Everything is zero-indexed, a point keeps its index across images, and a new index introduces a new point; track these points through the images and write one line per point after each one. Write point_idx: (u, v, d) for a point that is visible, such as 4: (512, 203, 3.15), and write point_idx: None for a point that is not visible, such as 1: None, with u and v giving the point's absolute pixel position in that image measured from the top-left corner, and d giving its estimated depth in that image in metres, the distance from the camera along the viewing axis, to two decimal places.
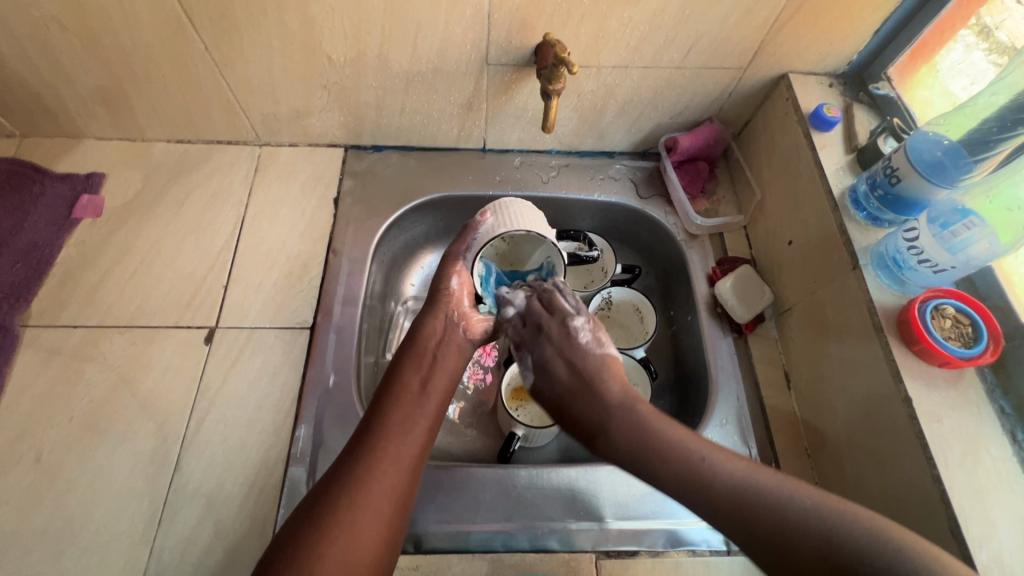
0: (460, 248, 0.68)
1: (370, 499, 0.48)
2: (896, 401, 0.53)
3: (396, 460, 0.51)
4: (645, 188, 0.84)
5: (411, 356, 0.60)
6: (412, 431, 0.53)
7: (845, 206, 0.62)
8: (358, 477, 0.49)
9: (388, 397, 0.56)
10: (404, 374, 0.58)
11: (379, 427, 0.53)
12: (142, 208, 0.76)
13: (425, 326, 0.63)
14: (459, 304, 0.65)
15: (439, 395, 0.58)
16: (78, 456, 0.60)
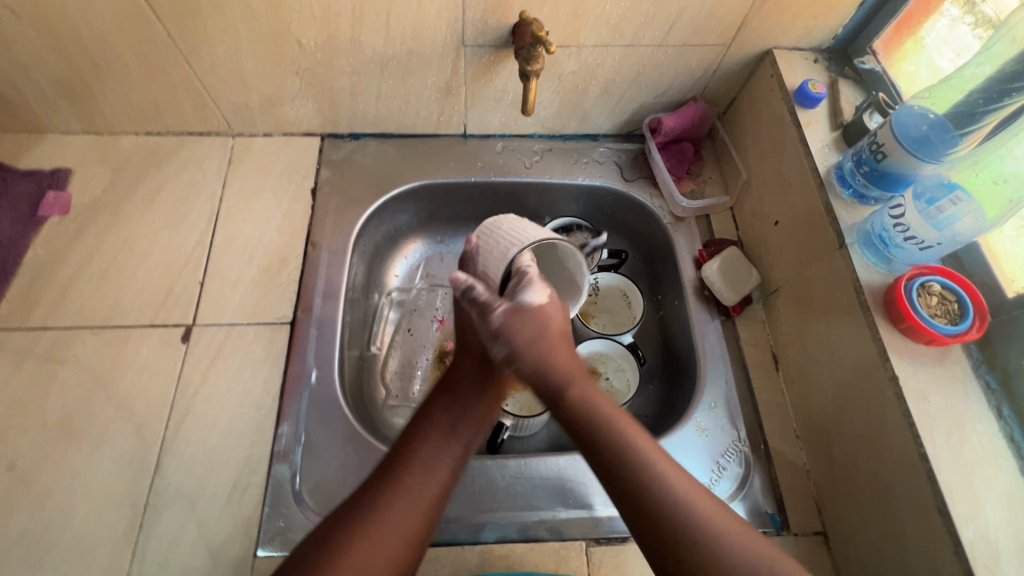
0: (452, 268, 0.60)
1: (381, 543, 0.45)
2: (883, 379, 0.52)
3: (413, 507, 0.47)
4: (630, 171, 0.82)
5: (447, 389, 0.57)
6: (434, 473, 0.50)
7: (831, 182, 0.61)
8: (373, 521, 0.45)
9: (416, 431, 0.53)
10: (435, 408, 0.55)
11: (402, 465, 0.49)
12: (112, 204, 0.74)
13: (452, 354, 0.60)
14: (459, 328, 0.61)
15: (469, 435, 0.54)
16: (54, 462, 0.58)
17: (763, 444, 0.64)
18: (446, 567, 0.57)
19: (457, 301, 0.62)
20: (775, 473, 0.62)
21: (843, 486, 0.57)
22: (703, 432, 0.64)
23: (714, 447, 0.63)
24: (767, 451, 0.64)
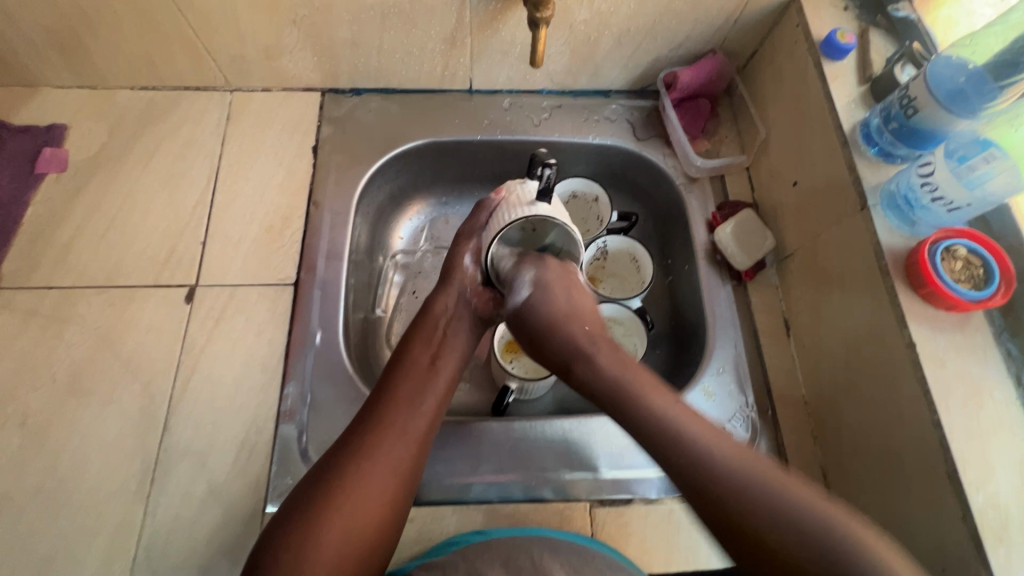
0: (476, 226, 0.64)
1: (370, 469, 0.47)
2: (900, 345, 0.51)
3: (403, 432, 0.50)
4: (643, 130, 0.79)
5: (420, 330, 0.59)
6: (420, 404, 0.52)
7: (855, 141, 0.58)
8: (362, 448, 0.48)
9: (396, 370, 0.55)
10: (412, 349, 0.57)
11: (384, 399, 0.52)
12: (110, 161, 0.72)
13: (436, 302, 0.61)
14: (472, 281, 0.62)
15: (449, 371, 0.57)
16: (65, 418, 0.59)
17: (771, 409, 0.64)
18: (451, 524, 0.57)
19: (466, 264, 0.63)
20: (782, 438, 0.62)
21: (851, 452, 0.57)
22: (710, 397, 0.64)
23: (721, 412, 0.63)
24: (774, 416, 0.63)
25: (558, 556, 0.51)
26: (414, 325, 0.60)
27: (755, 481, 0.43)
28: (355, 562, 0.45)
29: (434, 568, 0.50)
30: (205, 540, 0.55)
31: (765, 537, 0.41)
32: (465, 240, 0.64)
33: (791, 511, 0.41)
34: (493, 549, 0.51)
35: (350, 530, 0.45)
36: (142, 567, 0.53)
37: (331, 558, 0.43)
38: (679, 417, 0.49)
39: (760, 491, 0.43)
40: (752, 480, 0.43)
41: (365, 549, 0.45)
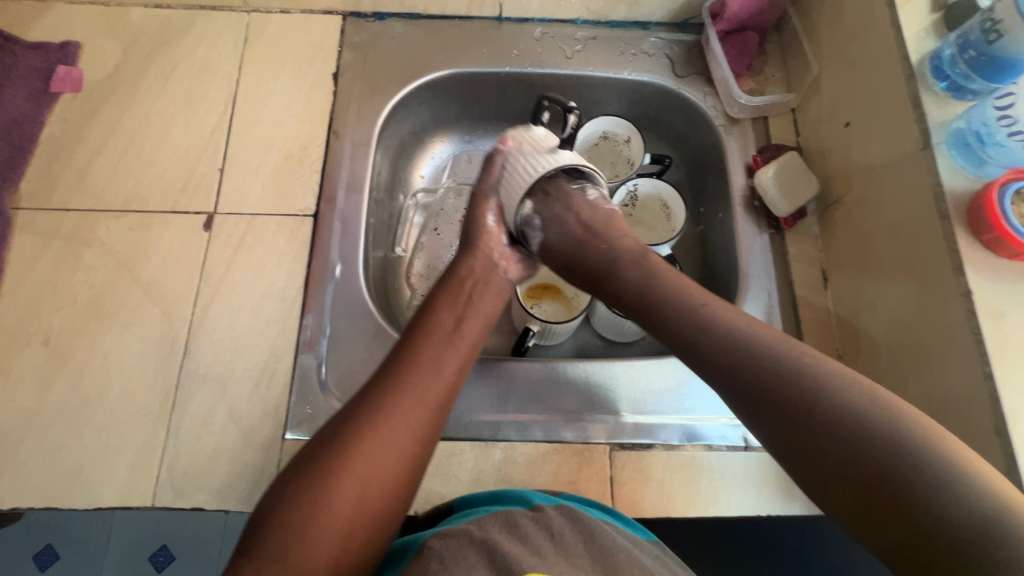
0: (489, 182, 0.61)
1: (387, 434, 0.43)
2: (953, 295, 0.48)
3: (423, 395, 0.45)
4: (682, 66, 0.74)
5: (446, 291, 0.54)
6: (443, 367, 0.48)
7: (922, 74, 0.53)
8: (381, 413, 0.44)
9: (418, 330, 0.50)
10: (437, 308, 0.52)
11: (405, 359, 0.47)
12: (126, 83, 0.69)
13: (461, 265, 0.57)
14: (497, 243, 0.59)
15: (475, 335, 0.51)
16: (87, 340, 0.59)
17: None
18: (469, 461, 0.57)
19: (489, 226, 0.60)
20: None
21: None
22: None
23: None
24: None
25: (579, 527, 0.45)
26: (440, 287, 0.55)
27: (823, 387, 0.37)
28: (370, 530, 0.41)
29: (447, 535, 0.44)
30: (225, 463, 0.55)
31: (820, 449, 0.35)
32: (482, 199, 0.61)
33: (866, 432, 0.34)
34: (512, 522, 0.45)
35: (364, 497, 0.41)
36: (165, 486, 0.54)
37: (344, 524, 0.40)
38: (772, 345, 0.40)
39: (828, 401, 0.36)
40: (862, 409, 0.35)
41: (382, 517, 0.42)
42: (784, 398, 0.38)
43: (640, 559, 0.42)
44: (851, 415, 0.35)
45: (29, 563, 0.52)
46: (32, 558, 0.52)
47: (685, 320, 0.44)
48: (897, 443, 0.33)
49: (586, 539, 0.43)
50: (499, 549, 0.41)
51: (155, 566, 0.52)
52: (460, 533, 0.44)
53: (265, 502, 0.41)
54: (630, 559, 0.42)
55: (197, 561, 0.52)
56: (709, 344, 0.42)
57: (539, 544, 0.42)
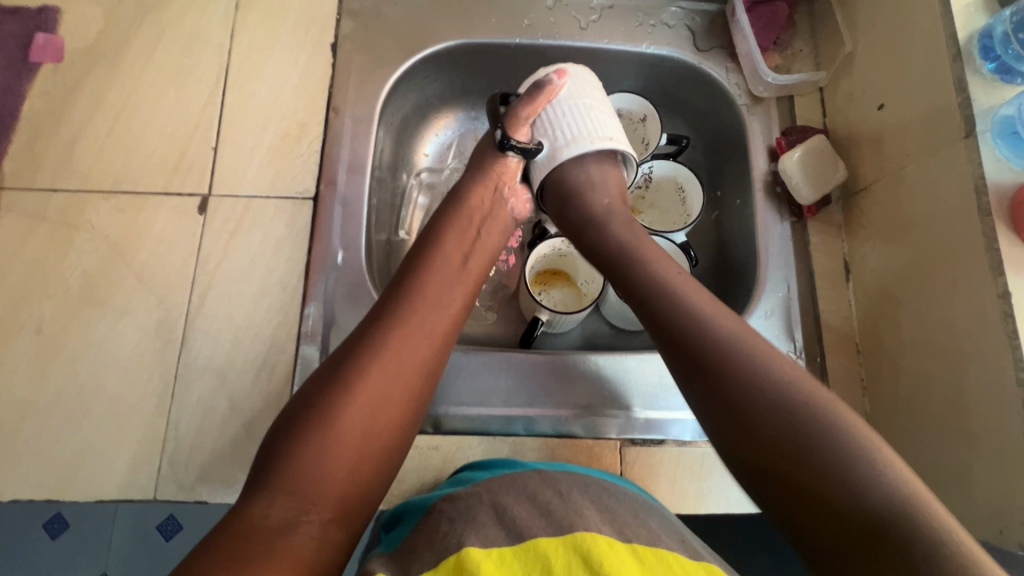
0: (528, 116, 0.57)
1: (393, 369, 0.43)
2: (989, 295, 0.45)
3: (428, 330, 0.46)
4: (705, 40, 0.69)
5: (451, 227, 0.54)
6: (447, 303, 0.48)
7: (970, 54, 0.49)
8: (384, 349, 0.43)
9: (422, 265, 0.50)
10: (441, 245, 0.52)
11: (409, 293, 0.47)
12: (110, 52, 0.65)
13: (471, 198, 0.56)
14: (511, 180, 0.58)
15: (477, 274, 0.52)
16: (80, 328, 0.57)
17: (820, 356, 0.59)
18: (476, 455, 0.56)
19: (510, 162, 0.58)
20: (828, 387, 0.58)
21: (907, 407, 0.53)
22: None
23: None
24: (823, 364, 0.59)
25: (587, 488, 0.43)
26: (443, 215, 0.55)
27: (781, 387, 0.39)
28: (380, 458, 0.41)
29: (456, 498, 0.44)
30: (228, 456, 0.54)
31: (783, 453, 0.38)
32: (516, 130, 0.57)
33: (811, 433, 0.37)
34: (518, 482, 0.44)
35: (370, 430, 0.41)
36: (167, 479, 0.53)
37: (351, 452, 0.39)
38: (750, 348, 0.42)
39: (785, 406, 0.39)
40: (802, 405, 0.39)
41: (386, 451, 0.41)
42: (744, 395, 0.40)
43: (648, 521, 0.40)
44: (823, 440, 0.37)
45: (42, 531, 0.52)
46: (41, 526, 0.52)
47: (687, 327, 0.44)
48: (835, 459, 0.36)
49: (593, 499, 0.41)
50: (508, 511, 0.40)
51: (162, 536, 0.52)
52: (468, 495, 0.43)
53: (269, 441, 0.40)
54: (638, 521, 0.40)
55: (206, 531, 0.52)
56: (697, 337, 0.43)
57: (548, 500, 0.41)
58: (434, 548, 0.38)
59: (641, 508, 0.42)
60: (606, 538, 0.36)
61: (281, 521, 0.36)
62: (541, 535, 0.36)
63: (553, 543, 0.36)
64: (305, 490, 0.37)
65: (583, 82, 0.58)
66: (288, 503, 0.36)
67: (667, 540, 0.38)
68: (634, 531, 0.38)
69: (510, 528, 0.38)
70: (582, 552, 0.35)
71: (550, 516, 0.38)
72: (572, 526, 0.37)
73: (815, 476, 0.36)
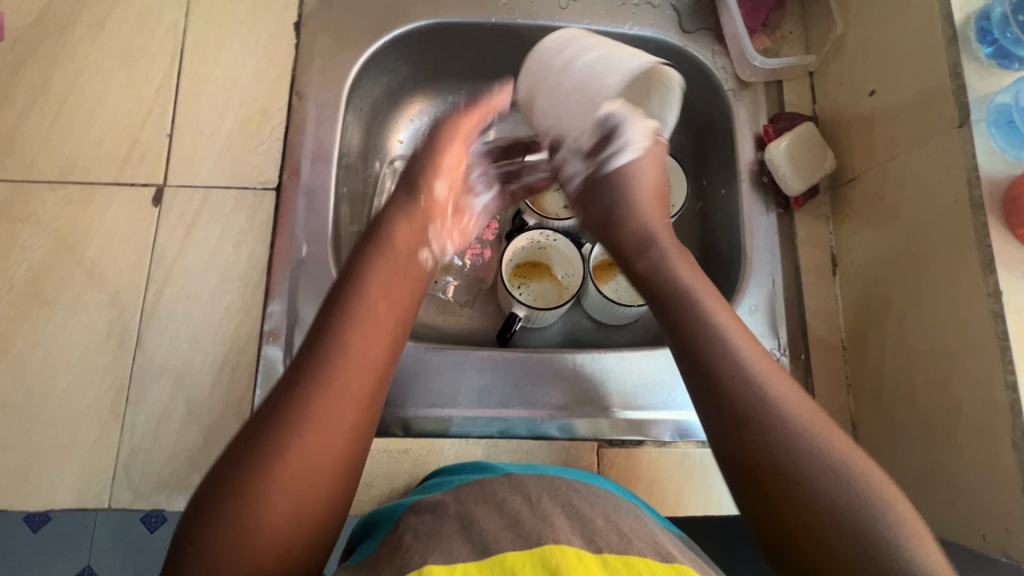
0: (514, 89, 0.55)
1: (335, 374, 0.36)
2: (978, 294, 0.43)
3: (363, 359, 0.38)
4: (690, 20, 0.66)
5: (382, 241, 0.45)
6: (382, 324, 0.40)
7: (966, 36, 0.47)
8: (320, 352, 0.37)
9: (357, 282, 0.42)
10: (386, 233, 0.46)
11: (339, 320, 0.39)
12: (54, 32, 0.61)
13: (400, 222, 0.48)
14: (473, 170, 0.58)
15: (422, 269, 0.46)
16: (26, 329, 0.54)
17: (804, 354, 0.58)
18: (448, 458, 0.54)
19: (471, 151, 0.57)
20: (812, 385, 0.57)
21: (892, 407, 0.51)
22: None
23: None
24: (806, 363, 0.57)
25: (557, 495, 0.40)
26: None
27: (802, 446, 0.34)
28: (316, 535, 0.33)
29: (422, 510, 0.41)
30: (188, 462, 0.51)
31: (803, 526, 0.32)
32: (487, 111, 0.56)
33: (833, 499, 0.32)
34: (488, 489, 0.42)
35: (297, 508, 0.32)
36: (122, 487, 0.50)
37: (275, 540, 0.31)
38: (784, 397, 0.36)
39: (810, 465, 0.33)
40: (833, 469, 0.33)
41: (320, 524, 0.33)
42: (752, 445, 0.35)
43: (620, 524, 0.38)
44: (807, 463, 0.33)
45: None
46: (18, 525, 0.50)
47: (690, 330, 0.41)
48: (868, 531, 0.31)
49: (564, 507, 0.39)
50: (476, 522, 0.37)
51: (146, 528, 0.50)
52: (435, 506, 0.41)
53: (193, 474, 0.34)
54: (609, 526, 0.37)
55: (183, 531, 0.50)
56: (713, 375, 0.38)
57: (518, 509, 0.38)
58: (395, 563, 0.35)
59: (613, 510, 0.40)
60: (576, 553, 0.33)
61: (214, 567, 0.30)
62: (508, 550, 0.34)
63: (520, 558, 0.33)
64: (241, 529, 0.31)
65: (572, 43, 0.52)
66: (217, 537, 0.31)
67: (640, 545, 0.36)
68: (604, 538, 0.36)
69: (477, 541, 0.35)
70: (550, 566, 0.32)
71: (517, 528, 0.36)
72: (540, 539, 0.34)
73: (847, 537, 0.31)
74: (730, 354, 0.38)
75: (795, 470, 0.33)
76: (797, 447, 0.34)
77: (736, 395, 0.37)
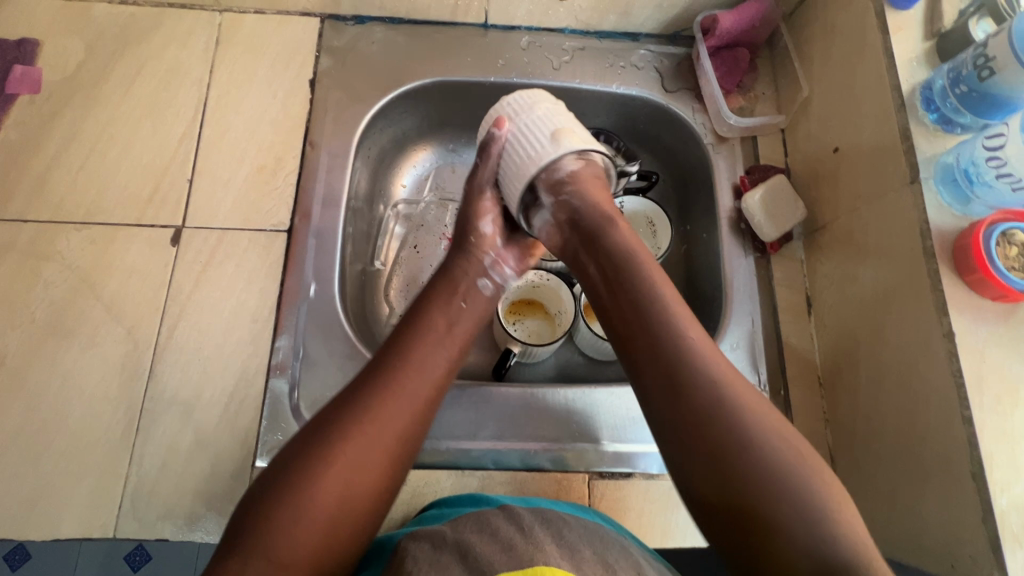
0: (483, 178, 0.57)
1: (371, 437, 0.41)
2: (935, 335, 0.47)
3: (410, 396, 0.44)
4: (672, 81, 0.72)
5: (441, 286, 0.53)
6: (432, 369, 0.46)
7: (913, 105, 0.52)
8: (365, 415, 0.42)
9: (413, 327, 0.49)
10: (430, 307, 0.50)
11: (396, 358, 0.46)
12: (88, 84, 0.66)
13: (456, 269, 0.54)
14: (493, 245, 0.57)
15: (465, 337, 0.50)
16: (43, 362, 0.56)
17: (783, 389, 0.61)
18: (445, 490, 0.56)
19: (484, 232, 0.57)
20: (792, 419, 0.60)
21: (866, 441, 0.54)
22: None
23: None
24: (786, 398, 0.61)
25: (548, 525, 0.43)
26: None
27: (781, 465, 0.38)
28: (357, 525, 0.40)
29: (420, 537, 0.43)
30: (192, 492, 0.53)
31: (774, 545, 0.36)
32: (475, 196, 0.57)
33: (803, 516, 0.36)
34: (484, 519, 0.44)
35: (347, 503, 0.39)
36: (128, 516, 0.52)
37: (327, 521, 0.38)
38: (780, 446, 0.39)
39: (784, 486, 0.37)
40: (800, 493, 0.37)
41: (361, 521, 0.40)
42: (728, 467, 0.39)
43: (606, 555, 0.40)
44: (781, 483, 0.37)
45: (1, 565, 0.50)
46: (2, 559, 0.50)
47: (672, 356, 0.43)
48: (812, 540, 0.36)
49: (554, 535, 0.41)
50: (472, 548, 0.40)
51: (128, 567, 0.51)
52: (433, 535, 0.43)
53: (244, 503, 0.39)
54: (597, 556, 0.40)
55: (173, 566, 0.51)
56: (706, 404, 0.40)
57: (510, 536, 0.41)
58: None
59: (601, 543, 0.42)
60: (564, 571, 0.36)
61: (274, 537, 0.37)
62: (502, 571, 0.36)
63: None
64: (299, 513, 0.38)
65: (524, 110, 0.56)
66: (261, 568, 0.36)
67: None
68: (590, 567, 0.38)
69: (473, 566, 0.38)
70: None
71: (511, 553, 0.38)
72: (532, 561, 0.37)
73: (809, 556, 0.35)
74: (713, 387, 0.41)
75: (767, 485, 0.37)
76: (780, 481, 0.37)
77: (716, 422, 0.40)
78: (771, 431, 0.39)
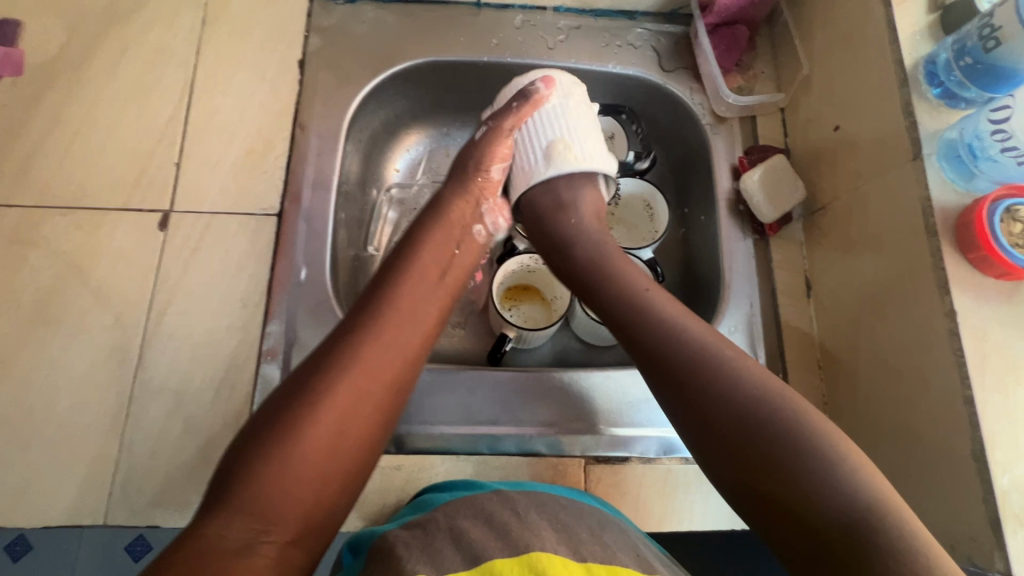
0: (509, 124, 0.59)
1: (358, 385, 0.41)
2: (937, 314, 0.46)
3: (399, 346, 0.44)
4: (669, 60, 0.71)
5: (432, 237, 0.52)
6: (420, 318, 0.46)
7: (915, 79, 0.51)
8: (354, 363, 0.42)
9: (399, 276, 0.48)
10: (416, 256, 0.50)
11: (384, 307, 0.45)
12: (71, 67, 0.64)
13: (452, 206, 0.56)
14: (493, 193, 0.59)
15: (452, 289, 0.50)
16: (30, 349, 0.55)
17: (782, 372, 0.60)
18: (439, 475, 0.55)
19: (490, 176, 0.59)
20: None
21: (865, 423, 0.53)
22: None
23: None
24: (784, 381, 0.60)
25: (544, 509, 0.42)
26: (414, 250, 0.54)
27: (774, 423, 0.39)
28: (345, 476, 0.39)
29: (412, 525, 0.42)
30: (184, 478, 0.52)
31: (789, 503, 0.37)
32: (497, 144, 0.59)
33: (808, 471, 0.37)
34: (477, 505, 0.43)
35: (334, 452, 0.39)
36: (119, 503, 0.51)
37: (314, 470, 0.38)
38: (765, 396, 0.41)
39: (788, 443, 0.38)
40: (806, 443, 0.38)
41: (349, 470, 0.40)
42: (732, 443, 0.40)
43: (602, 535, 0.40)
44: (784, 443, 0.39)
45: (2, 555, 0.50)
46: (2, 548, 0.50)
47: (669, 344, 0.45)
48: (829, 484, 0.37)
49: (550, 520, 0.41)
50: (466, 534, 0.39)
51: (130, 556, 0.50)
52: (425, 522, 0.42)
53: (228, 455, 0.38)
54: (593, 537, 0.39)
55: None
56: (699, 383, 0.42)
57: (506, 520, 0.40)
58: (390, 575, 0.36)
59: (598, 524, 0.41)
60: (560, 557, 0.36)
61: (262, 489, 0.36)
62: (496, 557, 0.36)
63: (508, 564, 0.35)
64: (286, 462, 0.37)
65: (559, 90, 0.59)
66: (246, 521, 0.35)
67: (622, 556, 0.38)
68: (588, 549, 0.38)
69: (467, 552, 0.37)
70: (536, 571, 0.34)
71: (506, 540, 0.38)
72: (527, 547, 0.36)
73: (831, 510, 0.36)
74: (706, 365, 0.43)
75: (767, 446, 0.39)
76: (793, 442, 0.38)
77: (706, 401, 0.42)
78: (765, 397, 0.41)
